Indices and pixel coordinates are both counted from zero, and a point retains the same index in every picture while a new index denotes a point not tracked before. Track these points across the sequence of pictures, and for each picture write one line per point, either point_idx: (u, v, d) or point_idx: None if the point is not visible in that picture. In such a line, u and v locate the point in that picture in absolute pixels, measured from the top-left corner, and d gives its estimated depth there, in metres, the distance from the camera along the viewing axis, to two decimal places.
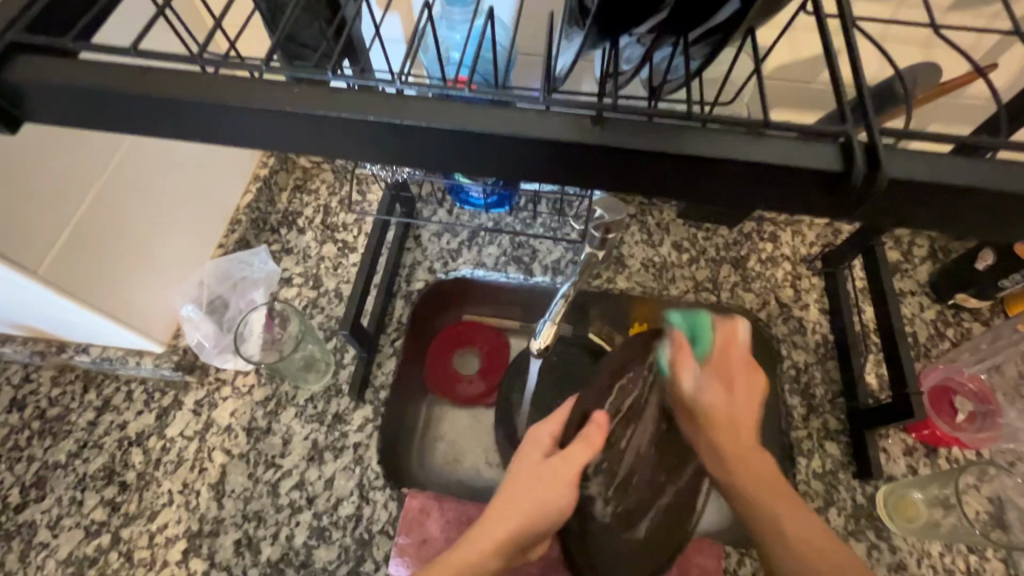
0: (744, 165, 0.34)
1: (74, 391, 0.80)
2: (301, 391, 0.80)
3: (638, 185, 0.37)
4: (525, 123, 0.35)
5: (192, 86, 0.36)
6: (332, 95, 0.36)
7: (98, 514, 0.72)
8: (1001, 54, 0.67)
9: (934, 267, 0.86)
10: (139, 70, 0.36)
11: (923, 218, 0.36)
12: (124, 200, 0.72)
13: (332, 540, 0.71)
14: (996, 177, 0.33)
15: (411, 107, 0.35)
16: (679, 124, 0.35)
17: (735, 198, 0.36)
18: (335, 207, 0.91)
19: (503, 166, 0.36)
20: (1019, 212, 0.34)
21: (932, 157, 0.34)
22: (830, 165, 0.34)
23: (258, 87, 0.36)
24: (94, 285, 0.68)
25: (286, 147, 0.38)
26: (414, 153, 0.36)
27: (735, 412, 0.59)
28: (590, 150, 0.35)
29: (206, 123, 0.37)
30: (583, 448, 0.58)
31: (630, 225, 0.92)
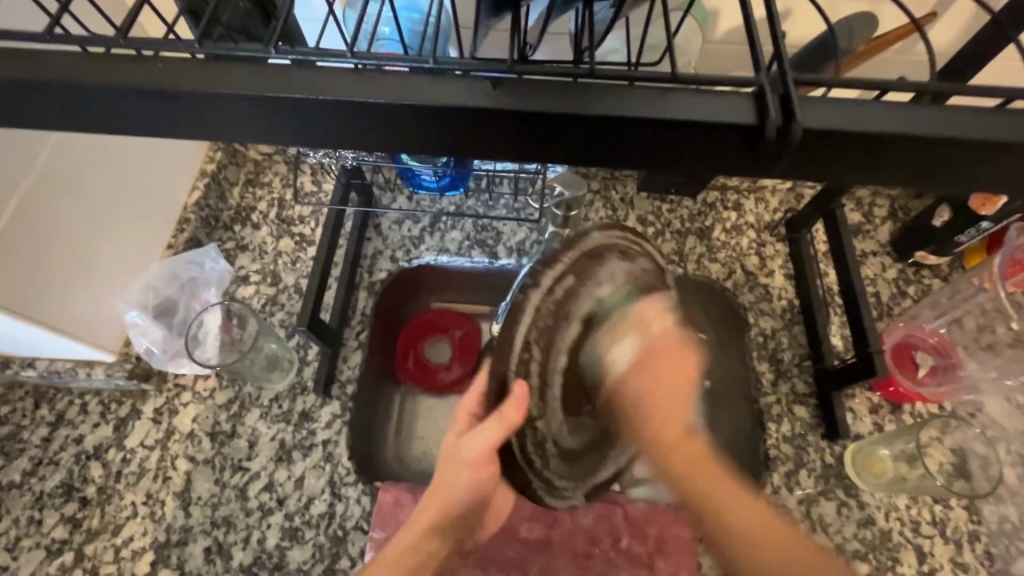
0: (657, 125, 0.33)
1: (26, 408, 0.76)
2: (265, 391, 0.78)
3: (556, 154, 0.35)
4: (444, 92, 0.33)
5: (84, 72, 0.33)
6: (221, 75, 0.33)
7: (59, 532, 0.70)
8: (945, 9, 0.66)
9: (895, 226, 0.86)
10: (21, 57, 0.33)
11: (854, 169, 0.35)
12: (52, 203, 0.68)
13: (305, 539, 0.70)
14: (926, 124, 0.33)
15: (320, 81, 0.33)
16: (601, 88, 0.34)
17: (666, 157, 0.35)
18: (289, 200, 0.88)
19: (412, 140, 0.35)
20: (950, 162, 0.34)
21: (859, 106, 0.33)
22: (762, 118, 0.33)
23: (151, 70, 0.33)
24: (25, 296, 0.65)
25: (194, 132, 0.35)
26: (331, 131, 0.35)
27: (672, 403, 0.46)
28: (503, 119, 0.33)
29: (106, 112, 0.34)
30: (495, 428, 0.46)
31: (594, 202, 0.90)
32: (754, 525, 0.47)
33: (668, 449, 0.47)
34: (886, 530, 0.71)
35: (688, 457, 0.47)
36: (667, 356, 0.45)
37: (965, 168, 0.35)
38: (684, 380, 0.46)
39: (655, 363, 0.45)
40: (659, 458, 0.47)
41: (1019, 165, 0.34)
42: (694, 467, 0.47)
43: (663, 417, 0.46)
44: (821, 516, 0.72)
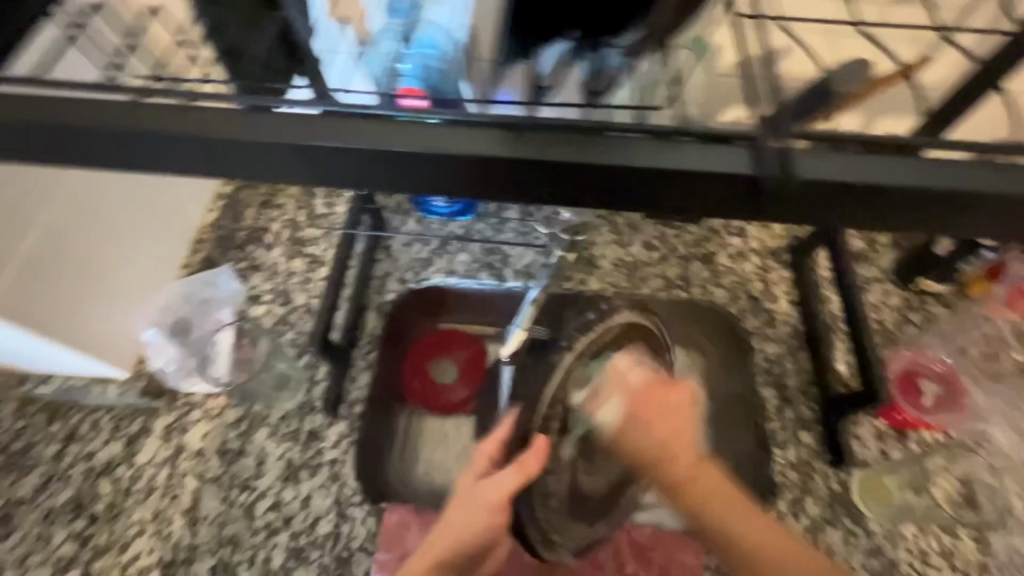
0: (659, 174, 0.35)
1: (38, 423, 0.77)
2: (274, 410, 0.78)
3: (565, 197, 0.37)
4: (461, 138, 0.35)
5: (125, 114, 0.35)
6: (252, 121, 0.35)
7: (67, 549, 0.70)
8: (942, 48, 0.69)
9: (898, 254, 0.88)
10: (65, 98, 0.36)
11: (853, 213, 0.36)
12: (75, 225, 0.70)
13: (310, 560, 0.70)
14: (920, 174, 0.34)
15: (345, 127, 0.35)
16: (607, 136, 0.36)
17: (671, 199, 0.36)
18: (302, 222, 0.90)
19: (430, 183, 0.37)
20: (945, 211, 0.36)
21: (857, 156, 0.35)
22: (762, 171, 0.34)
23: (187, 113, 0.35)
24: (46, 315, 0.67)
25: (222, 171, 0.37)
26: (353, 173, 0.37)
27: (667, 445, 0.47)
28: (516, 166, 0.35)
29: (140, 150, 0.36)
30: (516, 473, 0.52)
31: (600, 226, 0.92)
32: (776, 547, 0.48)
33: (682, 487, 0.47)
34: (893, 560, 0.70)
35: (701, 493, 0.47)
36: (650, 406, 0.48)
37: (962, 214, 0.36)
38: (678, 418, 0.48)
39: (642, 415, 0.47)
40: (671, 489, 0.48)
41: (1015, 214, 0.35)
42: (709, 496, 0.47)
43: (661, 454, 0.47)
44: (827, 545, 0.71)
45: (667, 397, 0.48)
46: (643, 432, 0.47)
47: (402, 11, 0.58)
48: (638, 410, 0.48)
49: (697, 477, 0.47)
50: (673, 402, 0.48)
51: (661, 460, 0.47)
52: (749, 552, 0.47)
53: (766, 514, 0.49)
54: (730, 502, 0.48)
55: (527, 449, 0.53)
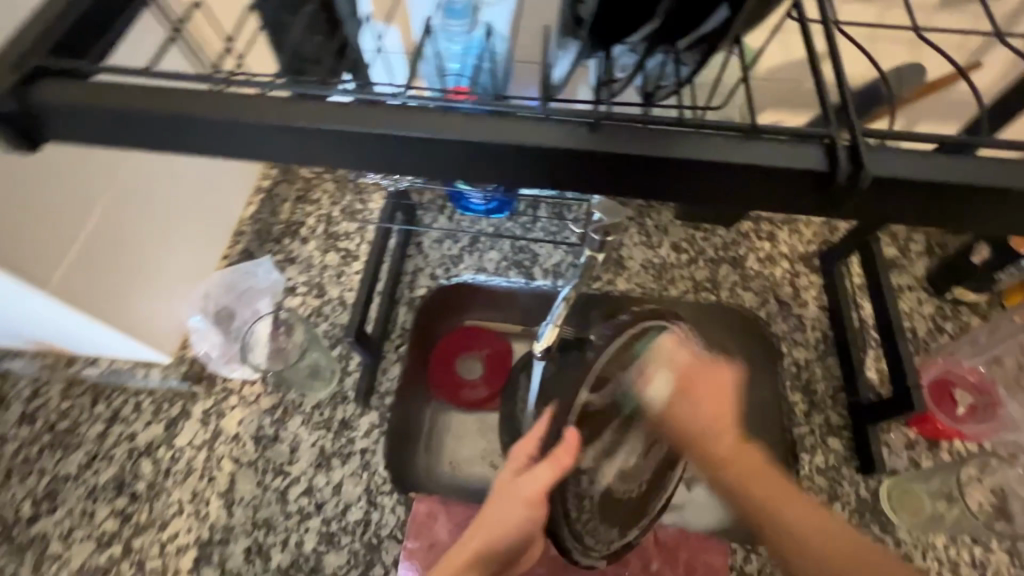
0: (722, 167, 0.36)
1: (84, 404, 0.80)
2: (308, 398, 0.81)
3: (626, 188, 0.38)
4: (530, 131, 0.36)
5: (202, 102, 0.37)
6: (322, 110, 0.37)
7: (109, 525, 0.73)
8: (985, 55, 0.68)
9: (931, 262, 0.87)
10: (148, 87, 0.38)
11: (904, 210, 0.37)
12: (133, 210, 0.72)
13: (341, 545, 0.72)
14: (969, 170, 0.35)
15: (415, 118, 0.37)
16: (673, 131, 0.37)
17: (734, 194, 0.37)
18: (337, 217, 0.93)
19: (490, 173, 0.38)
20: (998, 208, 0.36)
21: (909, 156, 0.35)
22: (827, 168, 0.35)
23: (261, 102, 0.37)
24: (104, 299, 0.68)
25: (290, 157, 0.39)
26: (421, 162, 0.38)
27: (704, 422, 0.59)
28: (582, 155, 0.36)
29: (213, 137, 0.38)
30: (548, 467, 0.53)
31: (629, 228, 0.93)
32: (808, 525, 0.56)
33: (717, 456, 0.59)
34: (923, 569, 0.69)
35: (732, 461, 0.59)
36: (699, 386, 0.59)
37: (1012, 215, 0.36)
38: (720, 393, 0.59)
39: (686, 393, 0.58)
40: (707, 462, 0.60)
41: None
42: (744, 467, 0.59)
43: (699, 431, 0.59)
44: None
45: (714, 374, 0.60)
46: (687, 414, 0.59)
47: (459, 13, 0.61)
48: (687, 390, 0.58)
49: (732, 448, 0.59)
50: (721, 379, 0.60)
51: (699, 432, 0.59)
52: (781, 523, 0.56)
53: (800, 496, 0.58)
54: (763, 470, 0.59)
55: (556, 443, 0.53)
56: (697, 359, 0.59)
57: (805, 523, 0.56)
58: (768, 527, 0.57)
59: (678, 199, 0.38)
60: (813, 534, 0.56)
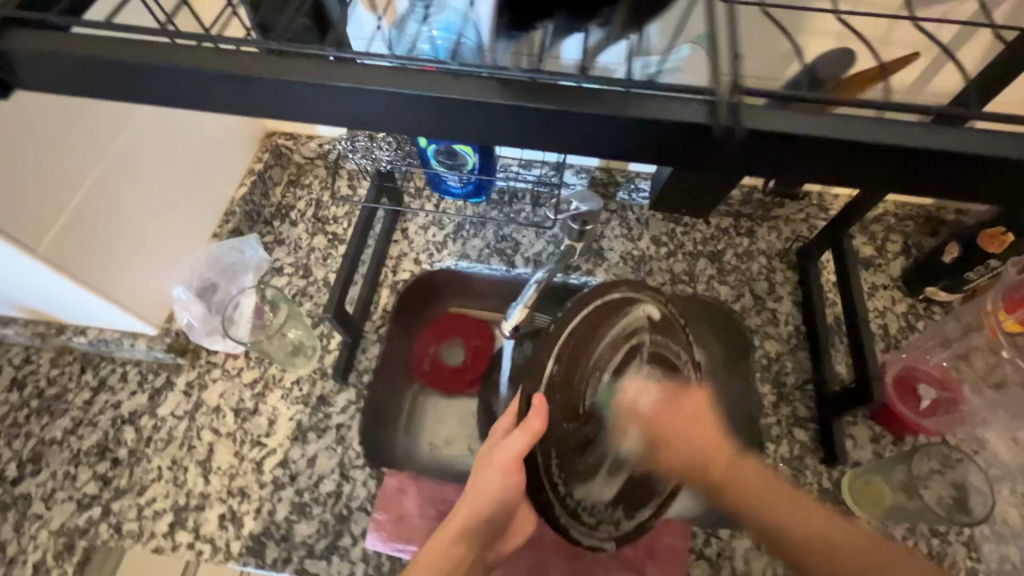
0: (648, 124, 0.38)
1: (72, 371, 0.83)
2: (288, 373, 0.83)
3: (562, 143, 0.41)
4: (474, 88, 0.39)
5: (170, 54, 0.40)
6: (280, 63, 0.39)
7: (90, 488, 0.76)
8: (954, 52, 0.69)
9: (906, 262, 0.88)
10: (121, 40, 0.40)
11: (839, 172, 0.40)
12: (125, 183, 0.74)
13: (312, 515, 0.74)
14: (899, 134, 0.37)
15: (365, 73, 0.39)
16: (603, 91, 0.39)
17: (659, 150, 0.40)
18: (326, 201, 0.96)
19: (438, 126, 0.41)
20: (931, 170, 0.38)
21: (845, 122, 0.38)
22: (746, 127, 0.37)
23: (224, 55, 0.40)
24: (92, 267, 0.71)
25: (252, 110, 0.41)
26: (374, 115, 0.41)
27: (693, 455, 0.60)
28: (518, 109, 0.39)
29: (181, 87, 0.41)
30: (520, 436, 0.53)
31: (610, 220, 0.95)
32: (825, 534, 0.56)
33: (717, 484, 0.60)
34: None
35: (732, 490, 0.59)
36: (673, 417, 0.60)
37: (941, 175, 0.38)
38: (699, 415, 0.61)
39: (665, 430, 0.60)
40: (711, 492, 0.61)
41: (988, 177, 0.38)
42: (747, 487, 0.59)
43: (696, 466, 0.60)
44: None
45: (681, 398, 0.61)
46: (671, 451, 0.60)
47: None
48: (660, 428, 0.60)
49: (729, 472, 0.60)
50: (688, 405, 0.61)
51: (694, 469, 0.60)
52: (805, 542, 0.56)
53: (813, 508, 0.58)
54: (769, 487, 0.59)
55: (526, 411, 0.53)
56: (654, 396, 0.60)
57: (827, 534, 0.56)
58: (786, 543, 0.57)
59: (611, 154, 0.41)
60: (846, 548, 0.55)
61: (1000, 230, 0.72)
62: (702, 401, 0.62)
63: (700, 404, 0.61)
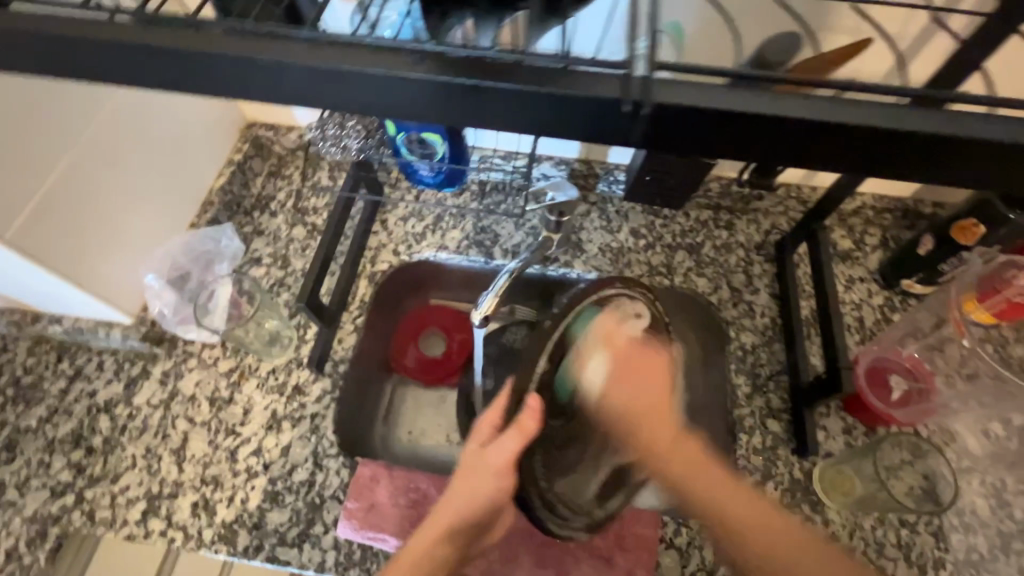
0: (583, 99, 0.37)
1: (49, 360, 0.83)
2: (264, 363, 0.83)
3: (499, 121, 0.40)
4: (407, 62, 0.38)
5: (114, 30, 0.39)
6: (219, 39, 0.39)
7: (64, 475, 0.76)
8: (926, 42, 0.68)
9: (884, 255, 0.88)
10: (66, 17, 0.40)
11: (789, 151, 0.38)
12: (95, 171, 0.73)
13: (284, 503, 0.74)
14: (840, 111, 0.36)
15: (303, 49, 0.39)
16: (541, 66, 0.38)
17: (595, 127, 0.39)
18: (306, 192, 0.96)
19: (378, 104, 0.40)
20: (879, 152, 0.38)
21: (788, 99, 0.37)
22: (675, 101, 0.37)
23: (166, 31, 0.39)
24: (61, 255, 0.70)
25: (197, 89, 0.41)
26: (312, 92, 0.40)
27: (640, 407, 0.59)
28: (454, 85, 0.38)
29: (126, 64, 0.40)
30: (515, 437, 0.58)
31: (590, 213, 0.95)
32: (747, 518, 0.55)
33: (653, 442, 0.59)
34: (849, 548, 0.71)
35: (670, 451, 0.59)
36: (628, 371, 0.61)
37: (886, 154, 0.38)
38: (658, 378, 0.61)
39: (619, 380, 0.60)
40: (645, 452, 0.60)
41: (933, 156, 0.37)
42: (681, 462, 0.58)
43: (638, 418, 0.59)
44: None
45: (645, 358, 0.61)
46: (620, 394, 0.60)
47: None
48: (619, 372, 0.61)
49: (671, 434, 0.59)
50: (651, 367, 0.61)
51: (636, 424, 0.59)
52: (720, 516, 0.56)
53: (745, 490, 0.57)
54: (705, 467, 0.58)
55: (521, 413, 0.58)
56: (626, 341, 0.62)
57: (745, 517, 0.56)
58: (702, 513, 0.57)
59: (552, 132, 0.40)
60: (757, 531, 0.55)
61: (971, 221, 0.73)
62: (663, 367, 0.62)
63: (662, 373, 0.61)
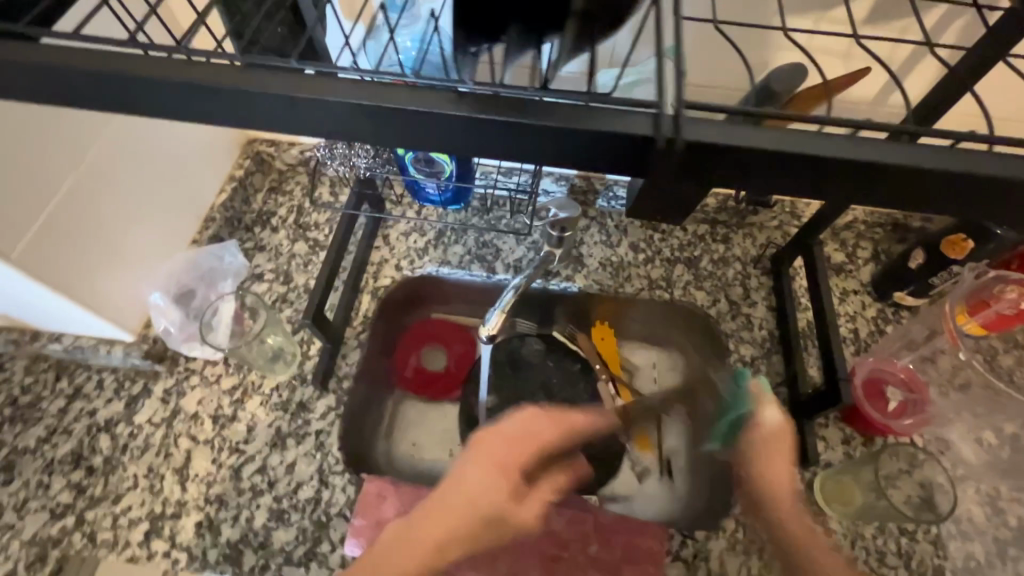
0: (603, 135, 0.39)
1: (47, 379, 0.82)
2: (267, 380, 0.83)
3: (521, 155, 0.41)
4: (428, 98, 0.40)
5: (140, 64, 0.40)
6: (248, 75, 0.40)
7: (64, 497, 0.75)
8: (914, 65, 0.71)
9: (876, 268, 0.91)
10: (92, 50, 0.41)
11: (799, 182, 0.40)
12: (99, 190, 0.74)
13: (290, 522, 0.74)
14: (839, 148, 0.38)
15: (331, 85, 0.40)
16: (562, 104, 0.40)
17: (612, 162, 0.41)
18: (307, 208, 0.96)
19: (403, 137, 0.41)
20: (879, 184, 0.39)
21: (797, 135, 0.39)
22: (701, 137, 0.38)
23: (194, 66, 0.40)
24: (66, 273, 0.70)
25: (222, 121, 0.42)
26: (338, 126, 0.41)
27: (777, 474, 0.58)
28: (478, 121, 0.39)
29: (150, 97, 0.41)
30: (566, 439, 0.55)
31: (589, 227, 0.97)
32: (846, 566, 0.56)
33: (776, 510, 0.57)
34: (851, 557, 0.72)
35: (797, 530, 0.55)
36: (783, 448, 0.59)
37: (888, 188, 0.39)
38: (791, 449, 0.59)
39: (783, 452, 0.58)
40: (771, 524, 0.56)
41: (932, 188, 0.39)
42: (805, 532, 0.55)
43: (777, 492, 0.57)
44: None
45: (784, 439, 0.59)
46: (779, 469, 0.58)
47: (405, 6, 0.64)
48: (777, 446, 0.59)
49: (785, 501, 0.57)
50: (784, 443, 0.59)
51: (785, 496, 0.57)
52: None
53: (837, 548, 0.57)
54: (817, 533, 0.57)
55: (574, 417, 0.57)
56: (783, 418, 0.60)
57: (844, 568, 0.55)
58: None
59: (573, 164, 0.41)
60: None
61: (961, 236, 0.75)
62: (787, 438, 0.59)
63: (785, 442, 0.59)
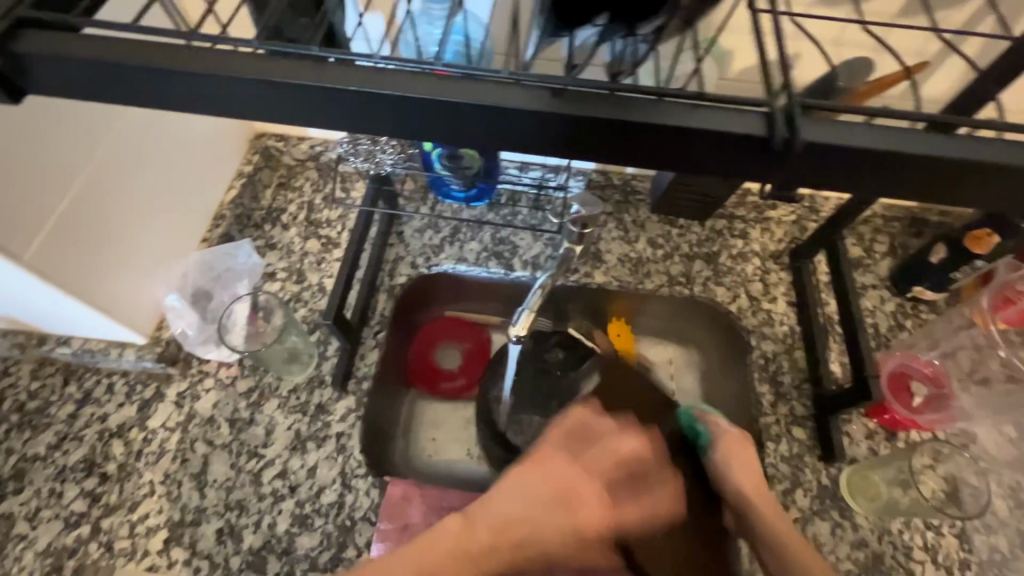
0: (676, 131, 0.38)
1: (55, 384, 0.79)
2: (284, 382, 0.81)
3: (588, 151, 0.41)
4: (498, 93, 0.38)
5: (191, 58, 0.38)
6: (309, 69, 0.39)
7: (77, 506, 0.72)
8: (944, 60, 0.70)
9: (894, 262, 0.91)
10: (136, 43, 0.39)
11: (871, 178, 0.39)
12: (111, 187, 0.71)
13: (314, 527, 0.72)
14: (918, 142, 0.38)
15: (396, 79, 0.39)
16: (636, 98, 0.39)
17: (681, 159, 0.40)
18: (318, 204, 0.93)
19: (468, 133, 0.40)
20: (950, 180, 0.39)
21: (873, 131, 0.38)
22: (820, 136, 0.37)
23: (250, 60, 0.39)
24: (79, 275, 0.68)
25: (278, 118, 0.41)
26: (402, 121, 0.40)
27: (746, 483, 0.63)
28: (547, 118, 0.39)
29: (200, 93, 0.39)
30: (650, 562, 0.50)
31: (607, 222, 0.95)
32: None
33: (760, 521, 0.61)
34: (878, 553, 0.72)
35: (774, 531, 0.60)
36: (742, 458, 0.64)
37: (956, 182, 0.39)
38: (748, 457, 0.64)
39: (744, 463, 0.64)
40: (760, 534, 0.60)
41: (1003, 183, 0.39)
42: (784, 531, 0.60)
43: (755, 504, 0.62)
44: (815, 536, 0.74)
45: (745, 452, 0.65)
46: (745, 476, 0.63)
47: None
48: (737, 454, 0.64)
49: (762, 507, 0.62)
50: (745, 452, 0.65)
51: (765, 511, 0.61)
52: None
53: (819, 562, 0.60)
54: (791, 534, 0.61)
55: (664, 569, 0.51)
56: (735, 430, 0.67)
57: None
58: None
59: (642, 161, 0.41)
60: None
61: (985, 231, 0.75)
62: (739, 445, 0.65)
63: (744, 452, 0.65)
